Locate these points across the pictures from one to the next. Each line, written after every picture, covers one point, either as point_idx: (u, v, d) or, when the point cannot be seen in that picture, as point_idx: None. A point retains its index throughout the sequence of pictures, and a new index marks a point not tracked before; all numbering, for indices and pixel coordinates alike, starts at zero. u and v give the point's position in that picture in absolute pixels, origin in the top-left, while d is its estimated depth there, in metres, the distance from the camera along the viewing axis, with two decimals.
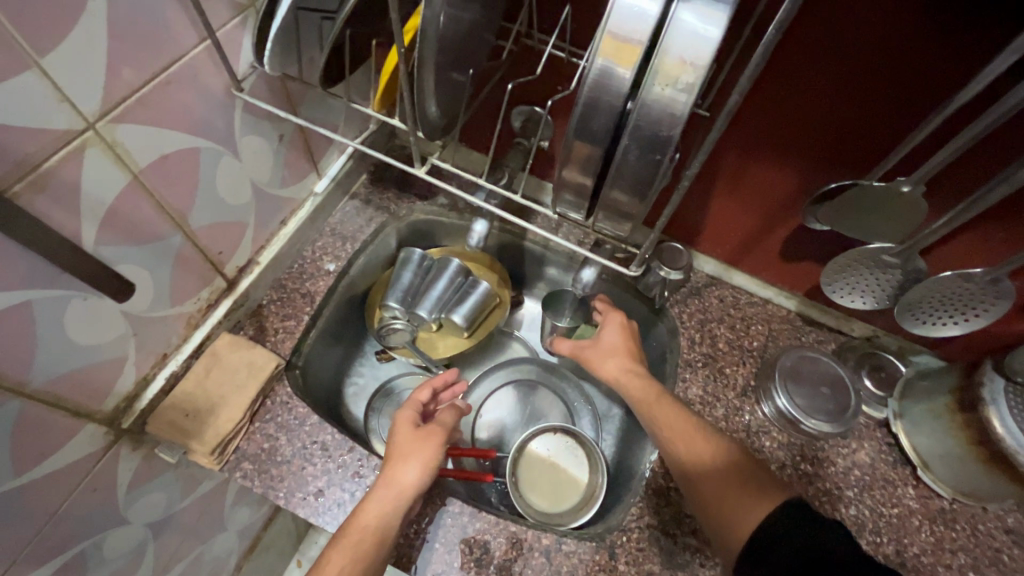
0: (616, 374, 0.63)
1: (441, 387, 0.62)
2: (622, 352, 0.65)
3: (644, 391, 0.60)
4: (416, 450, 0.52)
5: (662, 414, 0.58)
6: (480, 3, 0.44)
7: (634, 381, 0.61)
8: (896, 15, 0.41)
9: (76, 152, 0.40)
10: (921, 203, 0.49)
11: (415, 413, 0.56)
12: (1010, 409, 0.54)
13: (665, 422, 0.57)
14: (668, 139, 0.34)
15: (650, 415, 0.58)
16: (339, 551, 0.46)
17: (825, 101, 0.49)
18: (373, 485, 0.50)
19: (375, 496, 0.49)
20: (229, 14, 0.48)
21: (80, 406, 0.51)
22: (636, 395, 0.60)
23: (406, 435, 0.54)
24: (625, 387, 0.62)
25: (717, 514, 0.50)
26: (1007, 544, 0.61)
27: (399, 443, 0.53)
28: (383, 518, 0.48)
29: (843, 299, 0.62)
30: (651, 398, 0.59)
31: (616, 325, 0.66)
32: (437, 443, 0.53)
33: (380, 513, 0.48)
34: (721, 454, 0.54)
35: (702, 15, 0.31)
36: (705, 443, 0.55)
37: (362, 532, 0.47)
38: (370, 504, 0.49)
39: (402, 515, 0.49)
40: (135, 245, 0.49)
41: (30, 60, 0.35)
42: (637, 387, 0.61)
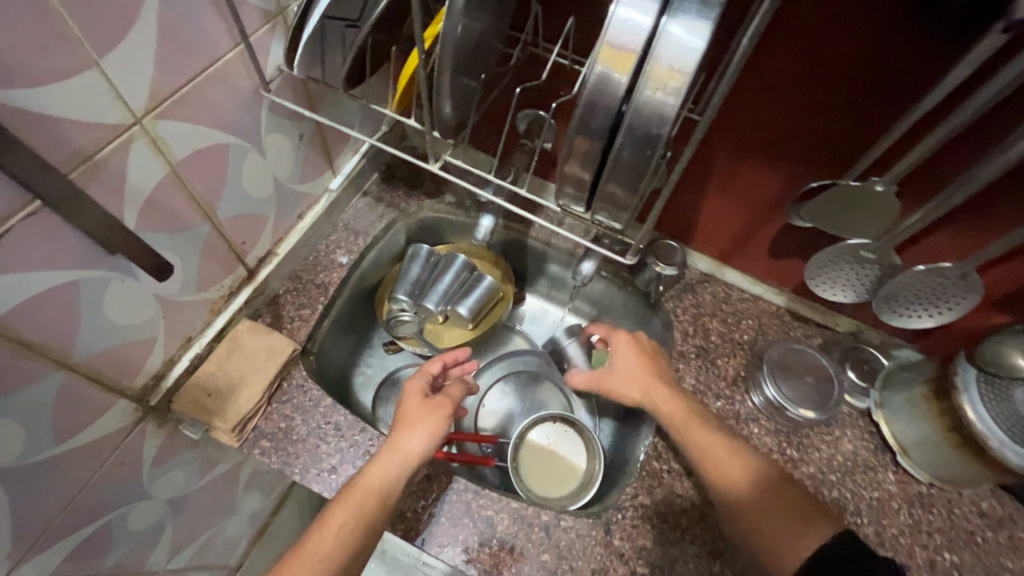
0: (635, 389, 0.66)
1: (452, 364, 0.67)
2: (641, 371, 0.66)
3: (675, 411, 0.62)
4: (423, 419, 0.56)
5: (700, 438, 0.59)
6: (491, 14, 0.49)
7: (660, 394, 0.64)
8: (868, 31, 0.46)
9: (124, 144, 0.44)
10: (893, 201, 0.53)
11: (424, 383, 0.60)
12: (981, 397, 0.57)
13: (702, 443, 0.59)
14: (658, 136, 0.38)
15: (686, 435, 0.60)
16: (342, 505, 0.50)
17: (805, 106, 0.54)
18: (381, 449, 0.54)
19: (382, 460, 0.52)
20: (260, 21, 0.52)
21: (115, 381, 0.54)
22: (664, 410, 0.63)
23: (413, 404, 0.57)
24: (651, 400, 0.64)
25: (765, 537, 0.52)
26: (981, 527, 0.64)
27: (407, 411, 0.56)
28: (389, 481, 0.51)
29: (827, 294, 0.66)
30: (685, 417, 0.61)
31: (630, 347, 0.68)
32: (444, 415, 0.57)
33: (385, 475, 0.51)
34: (760, 474, 0.56)
35: (687, 28, 0.35)
36: (744, 464, 0.57)
37: (366, 491, 0.50)
38: (375, 467, 0.52)
39: (405, 480, 0.52)
40: (169, 232, 0.53)
41: (90, 61, 0.39)
42: (667, 403, 0.63)
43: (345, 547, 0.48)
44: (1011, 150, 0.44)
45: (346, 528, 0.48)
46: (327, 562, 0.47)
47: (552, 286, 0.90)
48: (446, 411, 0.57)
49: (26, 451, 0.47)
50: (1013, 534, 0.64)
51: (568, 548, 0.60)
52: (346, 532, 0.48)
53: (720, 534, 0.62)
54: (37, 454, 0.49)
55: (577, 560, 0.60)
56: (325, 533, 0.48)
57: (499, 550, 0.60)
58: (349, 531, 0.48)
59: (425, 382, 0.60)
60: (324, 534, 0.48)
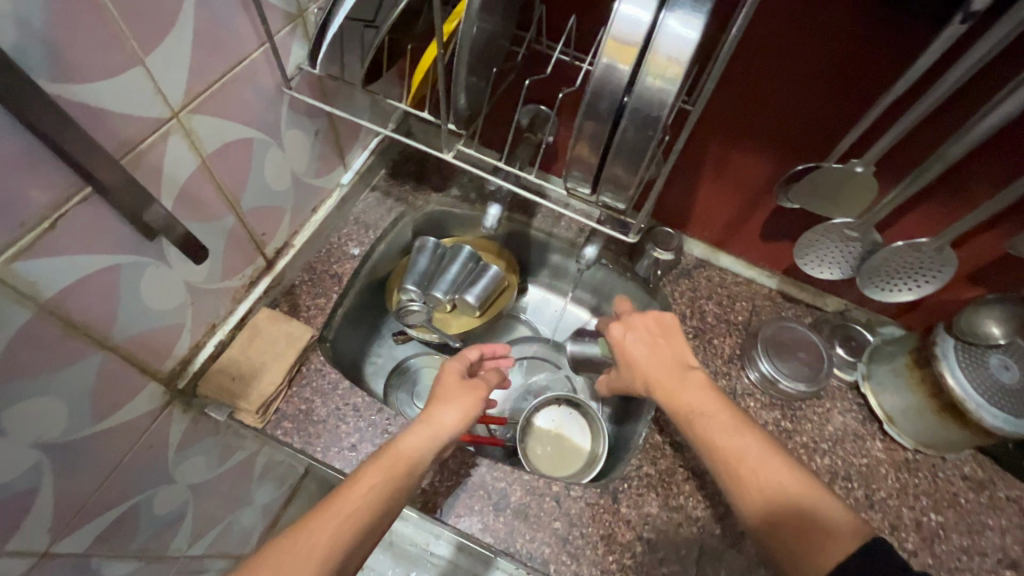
0: (645, 383, 0.62)
1: (489, 355, 0.70)
2: (650, 362, 0.63)
3: (689, 405, 0.57)
4: (458, 398, 0.59)
5: (716, 438, 0.53)
6: (501, 14, 0.53)
7: (672, 383, 0.60)
8: (844, 25, 0.50)
9: (162, 137, 0.48)
10: (873, 180, 0.58)
11: (462, 367, 0.64)
12: (959, 364, 0.62)
13: (718, 442, 0.53)
14: (658, 118, 0.42)
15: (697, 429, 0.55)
16: (372, 470, 0.50)
17: (791, 94, 0.58)
18: (415, 422, 0.56)
19: (417, 431, 0.55)
20: (283, 23, 0.56)
21: (147, 363, 0.57)
22: (672, 400, 0.59)
23: (451, 383, 0.61)
24: (661, 389, 0.60)
25: (802, 555, 0.45)
26: (964, 488, 0.68)
27: (445, 390, 0.60)
28: (419, 453, 0.53)
29: (816, 272, 0.71)
30: (702, 411, 0.56)
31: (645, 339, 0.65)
32: (478, 395, 0.60)
33: (418, 445, 0.54)
34: (797, 479, 0.49)
35: (684, 22, 0.39)
36: (768, 464, 0.49)
37: (398, 458, 0.52)
38: (408, 437, 0.54)
39: (435, 452, 0.55)
40: (200, 223, 0.57)
41: (136, 58, 0.43)
42: (683, 397, 0.58)
43: (372, 510, 0.47)
44: (974, 131, 0.48)
45: (375, 488, 0.49)
46: (354, 525, 0.46)
47: (554, 276, 0.93)
48: (481, 392, 0.61)
49: (71, 425, 0.49)
50: (993, 494, 0.68)
51: (578, 516, 0.64)
52: (376, 494, 0.48)
53: (710, 521, 0.64)
54: (80, 430, 0.50)
55: (586, 526, 0.63)
56: (353, 494, 0.48)
57: (513, 519, 0.63)
58: (378, 493, 0.48)
59: (464, 366, 0.64)
60: (352, 496, 0.48)
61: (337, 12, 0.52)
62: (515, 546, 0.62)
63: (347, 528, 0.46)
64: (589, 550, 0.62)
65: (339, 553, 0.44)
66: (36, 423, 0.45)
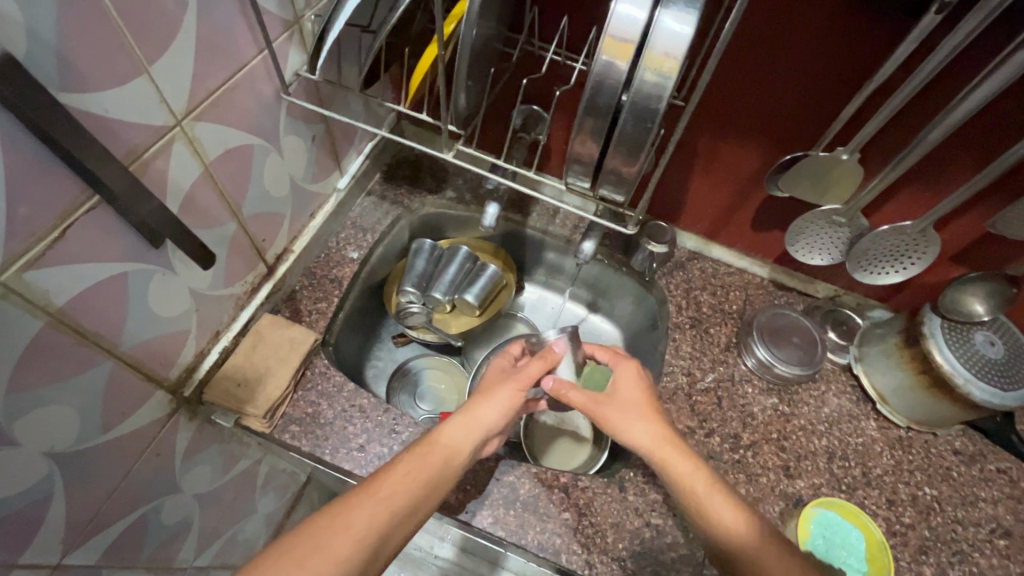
0: (644, 426, 0.58)
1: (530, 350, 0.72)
2: (649, 414, 0.59)
3: (695, 480, 0.54)
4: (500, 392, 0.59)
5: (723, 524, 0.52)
6: (496, 17, 0.54)
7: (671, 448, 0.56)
8: (826, 19, 0.53)
9: (167, 144, 0.48)
10: (858, 167, 0.60)
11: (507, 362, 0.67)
12: (946, 341, 0.64)
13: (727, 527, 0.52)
14: (656, 111, 0.44)
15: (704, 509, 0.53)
16: (409, 458, 0.52)
17: (778, 85, 0.60)
18: (455, 412, 0.57)
19: (455, 422, 0.56)
20: (281, 30, 0.57)
21: (153, 372, 0.57)
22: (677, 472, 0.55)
23: (494, 378, 0.63)
24: (659, 456, 0.56)
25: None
26: (956, 462, 0.70)
27: (489, 383, 0.61)
28: (457, 447, 0.54)
29: (806, 258, 0.73)
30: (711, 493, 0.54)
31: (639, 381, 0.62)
32: (519, 389, 0.59)
33: (456, 436, 0.55)
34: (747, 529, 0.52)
35: (678, 19, 0.41)
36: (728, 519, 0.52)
37: (434, 449, 0.53)
38: (447, 428, 0.55)
39: (474, 445, 0.55)
40: (204, 229, 0.57)
41: (142, 67, 0.43)
42: (690, 469, 0.55)
43: (405, 497, 0.49)
44: (951, 116, 0.51)
45: (410, 475, 0.50)
46: (391, 513, 0.48)
47: (550, 273, 0.94)
48: (523, 382, 0.60)
49: (81, 434, 0.49)
50: (984, 467, 0.70)
51: (586, 505, 0.65)
52: (410, 483, 0.50)
53: None
54: (90, 439, 0.50)
55: (595, 516, 0.64)
56: (390, 479, 0.49)
57: (523, 512, 0.64)
58: (411, 482, 0.50)
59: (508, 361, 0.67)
60: (387, 481, 0.49)
61: (337, 18, 0.52)
62: (526, 538, 0.63)
63: (382, 512, 0.47)
64: (599, 539, 0.63)
65: (374, 536, 0.46)
66: (48, 431, 0.45)
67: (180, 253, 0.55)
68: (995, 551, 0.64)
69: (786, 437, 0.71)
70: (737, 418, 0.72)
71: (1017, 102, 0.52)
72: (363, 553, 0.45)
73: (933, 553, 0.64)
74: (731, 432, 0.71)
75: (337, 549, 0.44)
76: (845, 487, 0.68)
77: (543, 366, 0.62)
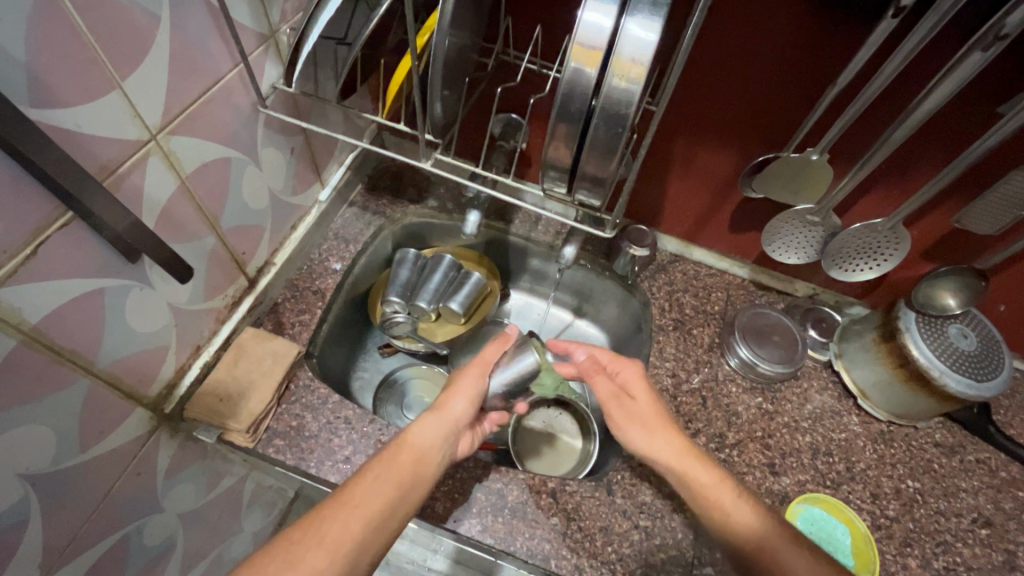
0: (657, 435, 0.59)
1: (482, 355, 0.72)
2: (659, 424, 0.59)
3: (714, 487, 0.55)
4: (461, 387, 0.60)
5: (757, 533, 0.52)
6: (469, 27, 0.55)
7: (692, 462, 0.57)
8: (788, 26, 0.55)
9: (142, 159, 0.48)
10: (827, 167, 0.62)
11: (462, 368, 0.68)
12: (922, 335, 0.65)
13: (752, 527, 0.52)
14: (627, 115, 0.45)
15: (725, 510, 0.53)
16: (378, 462, 0.52)
17: (749, 87, 0.61)
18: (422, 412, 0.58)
19: (424, 422, 0.57)
20: (256, 43, 0.57)
21: (133, 388, 0.56)
22: (695, 481, 0.56)
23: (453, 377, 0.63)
24: (677, 469, 0.57)
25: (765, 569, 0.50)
26: (937, 454, 0.71)
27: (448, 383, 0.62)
28: (431, 443, 0.56)
29: (783, 258, 0.74)
30: (723, 489, 0.55)
31: (639, 378, 0.62)
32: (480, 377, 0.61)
33: (426, 434, 0.56)
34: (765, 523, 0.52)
35: (643, 26, 0.42)
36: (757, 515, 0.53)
37: (403, 448, 0.54)
38: (416, 428, 0.56)
39: (446, 442, 0.57)
40: (181, 243, 0.57)
41: (113, 82, 0.44)
42: (710, 482, 0.55)
43: (381, 502, 0.49)
44: (914, 116, 0.52)
45: (381, 478, 0.51)
46: (369, 519, 0.48)
47: (535, 280, 0.94)
48: (480, 369, 0.62)
49: (58, 454, 0.48)
50: (964, 458, 0.71)
51: (575, 509, 0.65)
52: (381, 484, 0.50)
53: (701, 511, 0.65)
54: (68, 459, 0.49)
55: (584, 520, 0.64)
56: (361, 488, 0.49)
57: (511, 518, 0.64)
58: (384, 485, 0.50)
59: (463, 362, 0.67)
60: (361, 486, 0.49)
61: (313, 29, 0.54)
62: (514, 544, 0.63)
63: (356, 521, 0.47)
64: (589, 543, 0.63)
65: (352, 543, 0.46)
66: (23, 453, 0.44)
67: (158, 269, 0.54)
68: (977, 540, 0.65)
69: (770, 435, 0.72)
70: (722, 418, 0.73)
71: (976, 102, 0.53)
72: (342, 562, 0.45)
73: (917, 545, 0.65)
74: (717, 432, 0.71)
75: (314, 560, 0.44)
76: (830, 483, 0.69)
77: (500, 348, 0.64)
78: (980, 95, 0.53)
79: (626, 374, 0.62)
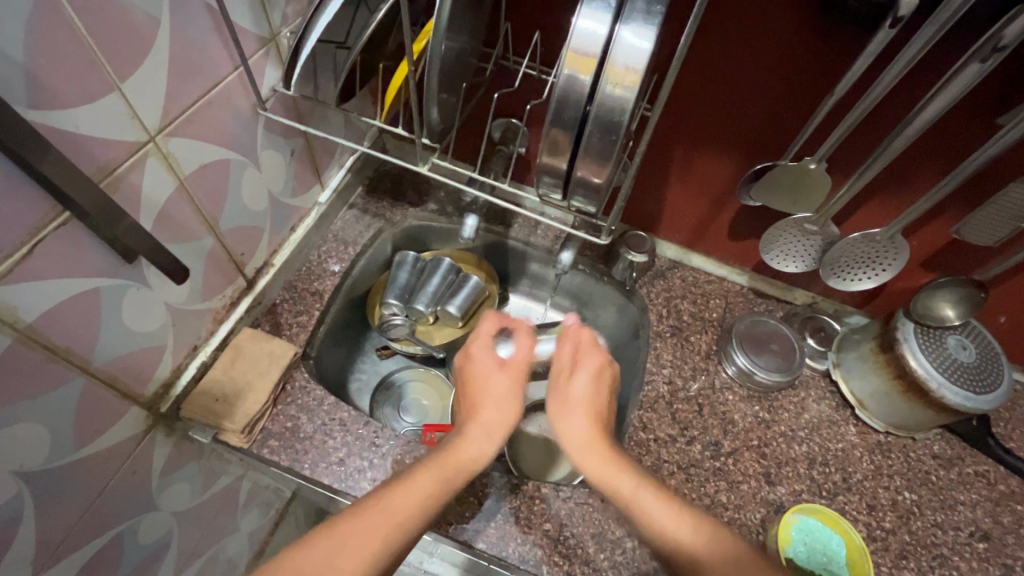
0: (576, 419, 0.55)
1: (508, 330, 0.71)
2: (586, 412, 0.56)
3: (623, 480, 0.50)
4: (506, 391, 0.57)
5: (685, 541, 0.46)
6: (468, 33, 0.55)
7: (607, 455, 0.52)
8: (785, 36, 0.55)
9: (140, 160, 0.49)
10: (826, 176, 0.62)
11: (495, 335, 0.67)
12: (920, 346, 0.65)
13: (677, 535, 0.47)
14: (620, 123, 0.45)
15: (642, 507, 0.49)
16: (424, 478, 0.48)
17: (747, 95, 0.61)
18: (473, 424, 0.54)
19: (474, 438, 0.53)
20: (257, 46, 0.57)
21: (128, 388, 0.57)
22: (603, 473, 0.51)
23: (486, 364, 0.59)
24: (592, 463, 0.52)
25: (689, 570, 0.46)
26: (934, 466, 0.71)
27: (483, 375, 0.58)
28: (474, 458, 0.52)
29: (782, 266, 0.75)
30: (639, 485, 0.50)
31: (592, 368, 0.59)
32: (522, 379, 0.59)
33: (475, 449, 0.52)
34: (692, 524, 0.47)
35: (637, 34, 0.42)
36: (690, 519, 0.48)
37: (453, 463, 0.51)
38: (466, 442, 0.53)
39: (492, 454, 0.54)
40: (179, 243, 0.57)
41: (112, 85, 0.44)
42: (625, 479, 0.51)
43: (421, 520, 0.46)
44: (911, 126, 0.52)
45: (427, 495, 0.47)
46: (394, 528, 0.45)
47: (534, 284, 0.94)
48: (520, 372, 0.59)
49: (53, 452, 0.48)
50: (962, 470, 0.71)
51: (568, 516, 0.65)
52: (425, 502, 0.47)
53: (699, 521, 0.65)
54: (62, 457, 0.49)
55: (576, 526, 0.64)
56: (400, 503, 0.46)
57: (503, 523, 0.64)
58: (427, 503, 0.47)
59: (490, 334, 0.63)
60: (400, 502, 0.46)
61: (310, 34, 0.53)
62: (507, 549, 0.63)
63: (390, 537, 0.44)
64: (580, 550, 0.63)
65: (376, 547, 0.43)
66: (18, 450, 0.44)
67: (155, 269, 0.55)
68: (975, 554, 0.65)
69: (766, 444, 0.71)
70: (718, 426, 0.72)
71: (974, 113, 0.53)
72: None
73: (914, 557, 0.64)
74: (712, 440, 0.71)
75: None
76: (826, 493, 0.68)
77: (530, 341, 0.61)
78: (978, 106, 0.53)
79: (585, 362, 0.60)
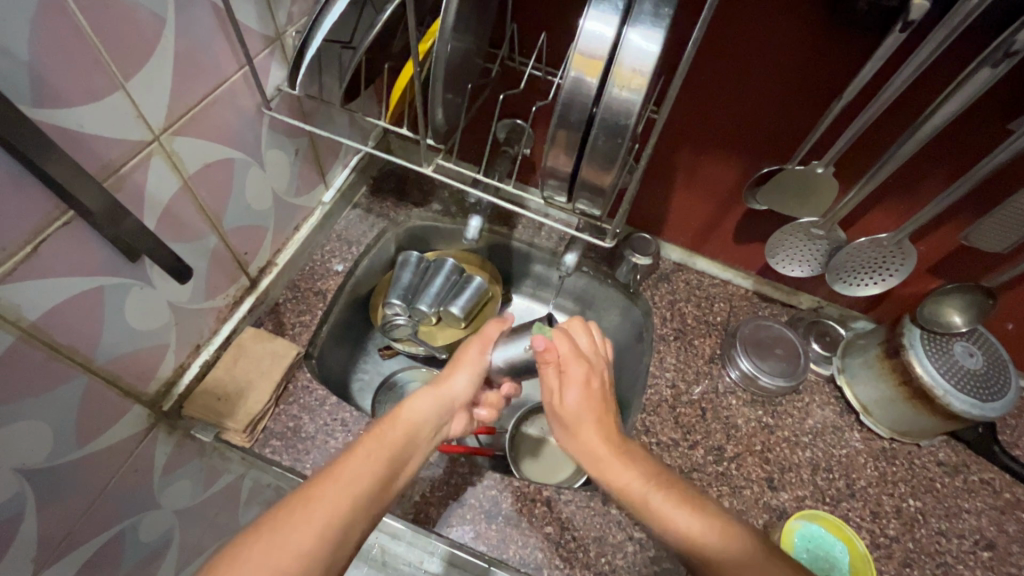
0: (580, 427, 0.55)
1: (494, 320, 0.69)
2: (589, 418, 0.55)
3: (631, 483, 0.50)
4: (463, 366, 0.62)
5: (697, 537, 0.46)
6: (473, 34, 0.55)
7: (613, 461, 0.52)
8: (793, 39, 0.54)
9: (144, 160, 0.49)
10: (833, 180, 0.62)
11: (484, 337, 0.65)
12: (926, 353, 0.64)
13: (693, 533, 0.46)
14: (626, 126, 0.44)
15: (655, 509, 0.48)
16: (370, 440, 0.50)
17: (754, 98, 0.61)
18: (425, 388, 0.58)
19: (423, 398, 0.56)
20: (262, 46, 0.57)
21: (130, 386, 0.57)
22: (613, 481, 0.51)
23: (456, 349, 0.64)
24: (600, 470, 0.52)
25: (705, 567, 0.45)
26: (940, 473, 0.70)
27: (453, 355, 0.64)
28: (420, 418, 0.55)
29: (787, 270, 0.74)
30: (650, 486, 0.50)
31: (580, 378, 0.57)
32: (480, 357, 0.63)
33: (421, 409, 0.55)
34: (702, 520, 0.47)
35: (645, 36, 0.42)
36: (704, 517, 0.47)
37: (399, 424, 0.53)
38: (412, 404, 0.55)
39: (436, 417, 0.56)
40: (182, 242, 0.57)
41: (117, 84, 0.44)
42: (633, 481, 0.50)
43: (372, 480, 0.46)
44: (920, 131, 0.52)
45: (376, 453, 0.49)
46: (352, 496, 0.44)
47: (537, 285, 0.94)
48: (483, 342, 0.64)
49: (54, 450, 0.48)
50: (968, 478, 0.70)
51: (569, 519, 0.64)
52: (374, 461, 0.48)
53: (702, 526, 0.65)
54: (65, 454, 0.49)
55: (577, 530, 0.64)
56: (350, 464, 0.46)
57: (504, 526, 0.64)
58: (376, 462, 0.48)
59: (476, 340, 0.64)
60: (352, 463, 0.46)
61: (316, 34, 0.53)
62: (507, 552, 0.62)
63: (346, 497, 0.44)
64: (581, 553, 0.62)
65: (339, 516, 0.43)
66: (21, 448, 0.44)
67: (157, 269, 0.55)
68: (979, 562, 0.64)
69: (769, 449, 0.71)
70: (721, 430, 0.72)
71: (984, 118, 0.53)
72: (327, 546, 0.41)
73: (917, 566, 0.64)
74: (715, 444, 0.71)
75: (299, 544, 0.40)
76: (829, 500, 0.68)
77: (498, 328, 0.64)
78: (988, 111, 0.52)
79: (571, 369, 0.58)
